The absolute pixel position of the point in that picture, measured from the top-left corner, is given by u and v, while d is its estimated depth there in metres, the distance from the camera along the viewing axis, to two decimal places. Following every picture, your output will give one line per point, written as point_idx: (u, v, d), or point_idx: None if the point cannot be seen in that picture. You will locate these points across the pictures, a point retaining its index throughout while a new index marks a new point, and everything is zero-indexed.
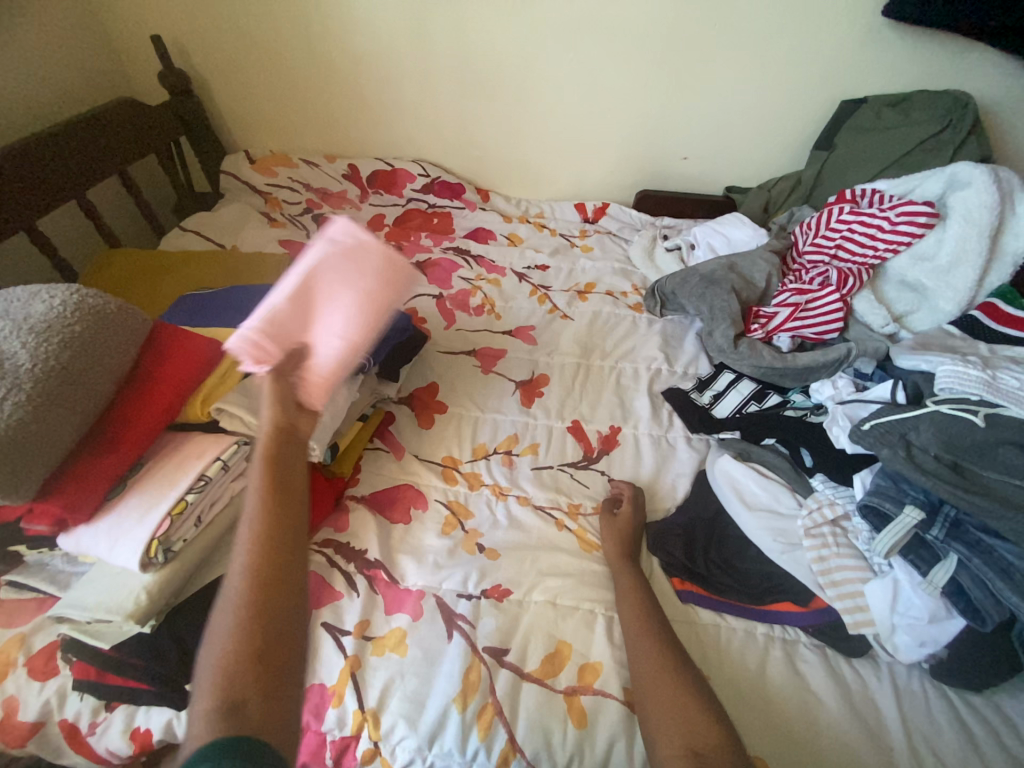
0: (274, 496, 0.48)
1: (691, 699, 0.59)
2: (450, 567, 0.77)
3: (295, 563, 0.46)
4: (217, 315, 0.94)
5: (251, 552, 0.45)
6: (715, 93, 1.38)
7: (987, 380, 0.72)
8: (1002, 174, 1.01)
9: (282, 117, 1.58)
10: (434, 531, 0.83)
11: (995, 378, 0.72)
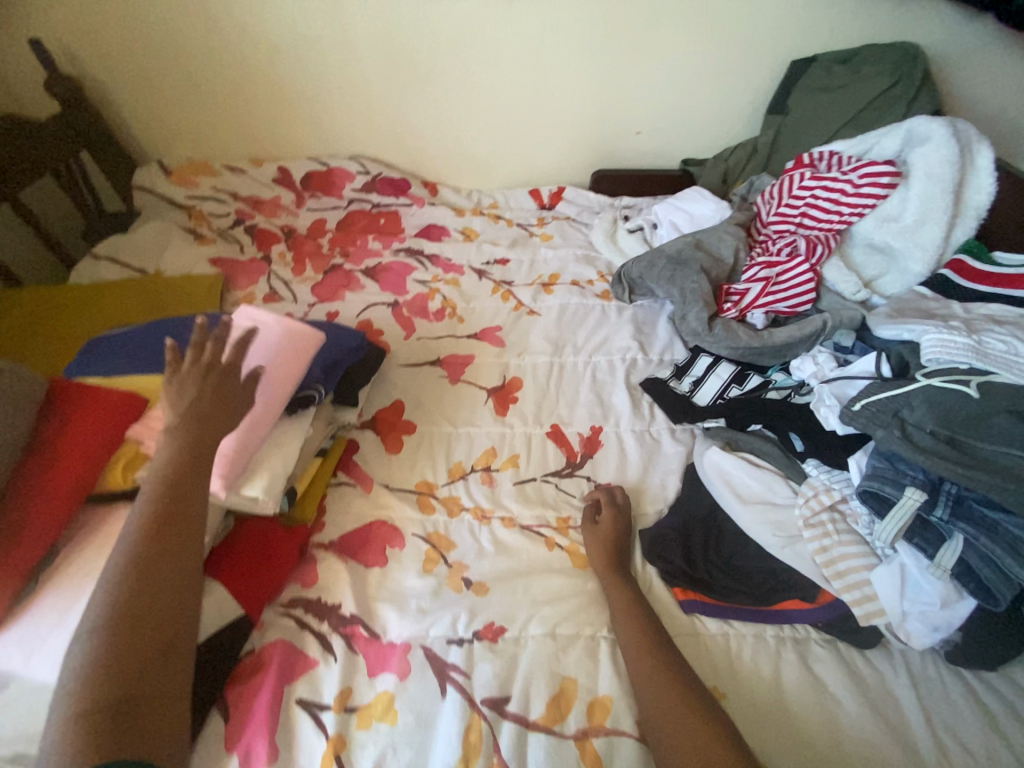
0: (172, 509, 0.53)
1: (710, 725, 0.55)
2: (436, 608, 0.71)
3: (188, 571, 0.51)
4: (138, 356, 0.82)
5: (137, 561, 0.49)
6: (665, 61, 1.31)
7: (974, 346, 0.69)
8: (960, 126, 0.99)
9: (197, 121, 1.42)
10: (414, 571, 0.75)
11: (982, 343, 0.69)
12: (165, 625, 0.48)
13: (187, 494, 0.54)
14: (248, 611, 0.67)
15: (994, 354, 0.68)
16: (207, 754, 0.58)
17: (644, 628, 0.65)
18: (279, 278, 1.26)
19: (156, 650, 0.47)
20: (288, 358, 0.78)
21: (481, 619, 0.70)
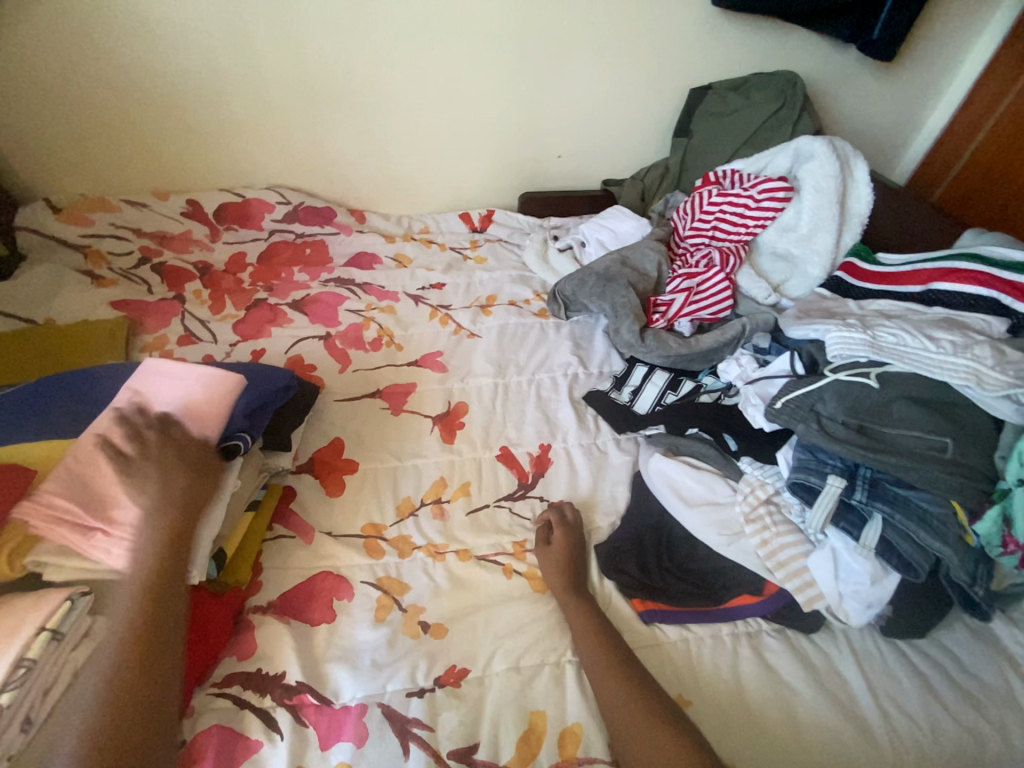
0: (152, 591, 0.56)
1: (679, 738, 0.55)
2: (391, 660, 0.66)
3: (168, 648, 0.55)
4: (22, 419, 0.72)
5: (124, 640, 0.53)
6: (577, 89, 1.39)
7: (870, 341, 0.76)
8: (838, 143, 1.11)
9: (89, 153, 1.30)
10: (366, 622, 0.70)
11: (876, 338, 0.77)
12: (147, 699, 0.52)
13: (167, 574, 0.58)
14: (176, 697, 0.59)
15: (886, 345, 0.75)
16: None
17: (607, 649, 0.64)
18: (195, 318, 1.17)
19: (141, 721, 0.50)
20: (207, 409, 0.71)
21: (440, 665, 0.66)
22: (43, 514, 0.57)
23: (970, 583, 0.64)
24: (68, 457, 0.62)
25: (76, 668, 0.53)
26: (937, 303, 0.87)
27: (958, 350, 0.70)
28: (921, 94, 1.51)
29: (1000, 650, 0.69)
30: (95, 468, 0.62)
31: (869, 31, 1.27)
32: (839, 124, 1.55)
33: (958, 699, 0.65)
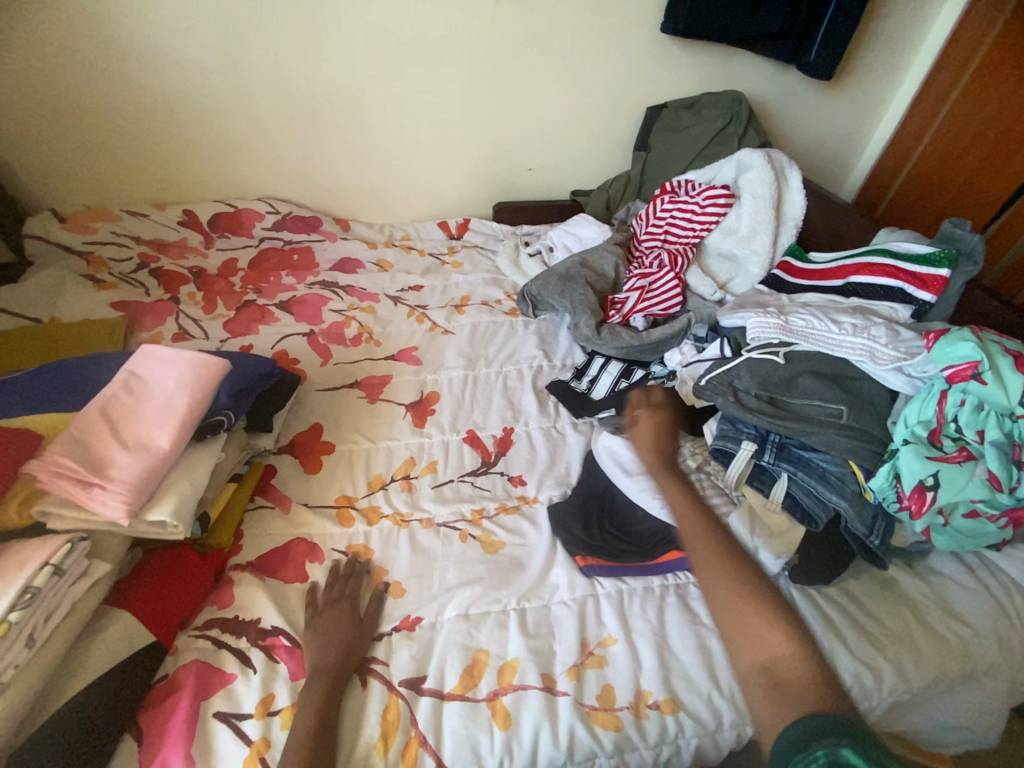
0: None
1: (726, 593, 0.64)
2: (355, 612, 0.72)
3: None
4: (30, 398, 0.81)
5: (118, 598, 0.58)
6: (544, 107, 1.51)
7: (782, 324, 0.87)
8: (773, 155, 1.24)
9: (94, 169, 1.42)
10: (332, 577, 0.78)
11: (789, 322, 0.87)
12: None
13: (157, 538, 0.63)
14: (160, 636, 0.67)
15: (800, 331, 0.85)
16: None
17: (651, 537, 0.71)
18: (188, 317, 1.26)
19: None
20: (195, 386, 0.80)
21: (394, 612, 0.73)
22: (46, 471, 0.65)
23: (865, 533, 0.73)
24: (71, 426, 0.71)
25: (72, 601, 0.61)
26: (854, 295, 0.96)
27: (858, 331, 0.81)
28: (863, 111, 1.64)
29: (901, 598, 0.76)
30: (95, 434, 0.71)
31: (807, 53, 1.40)
32: (790, 139, 1.67)
33: (860, 639, 0.71)
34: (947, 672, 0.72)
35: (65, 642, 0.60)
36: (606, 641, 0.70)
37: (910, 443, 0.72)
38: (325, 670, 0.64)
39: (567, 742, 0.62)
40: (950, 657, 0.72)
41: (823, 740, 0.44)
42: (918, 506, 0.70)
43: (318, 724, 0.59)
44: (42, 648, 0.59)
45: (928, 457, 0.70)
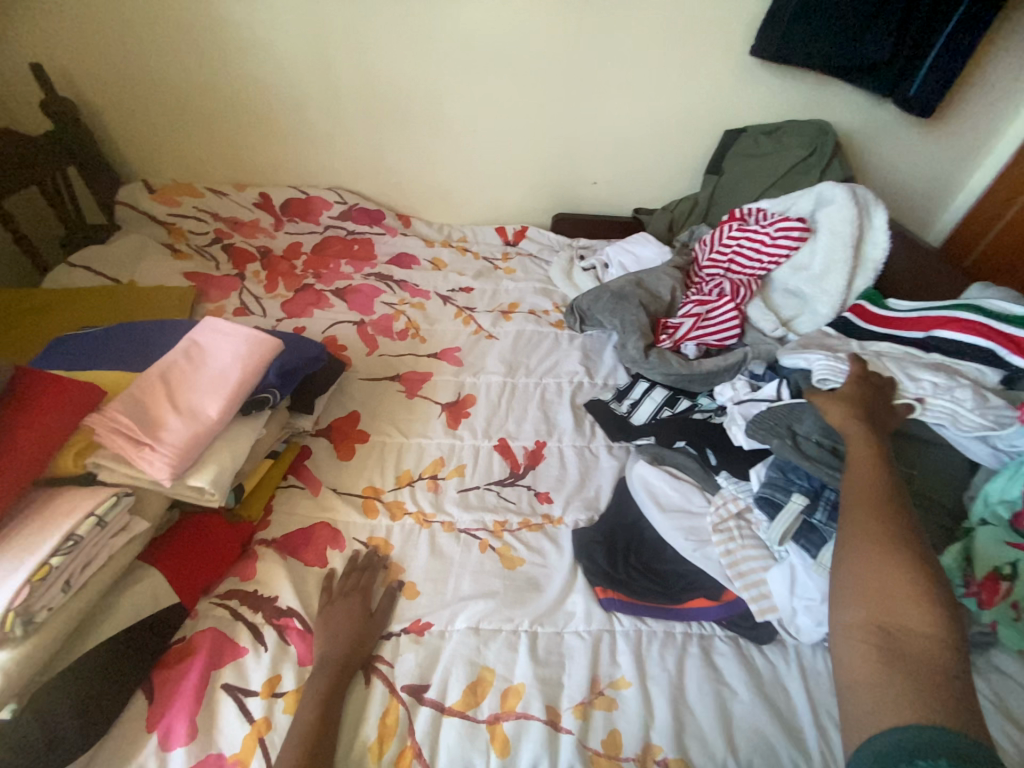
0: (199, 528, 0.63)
1: (859, 564, 0.53)
2: (365, 607, 0.71)
3: None
4: (101, 355, 0.86)
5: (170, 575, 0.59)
6: (617, 122, 1.49)
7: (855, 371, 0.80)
8: (859, 191, 1.16)
9: (186, 147, 1.52)
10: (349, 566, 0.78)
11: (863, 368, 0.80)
12: None
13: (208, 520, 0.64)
14: (183, 599, 0.69)
15: (874, 378, 0.78)
16: (126, 732, 0.59)
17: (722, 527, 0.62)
18: (250, 294, 1.32)
19: None
20: (248, 362, 0.83)
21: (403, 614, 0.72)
22: (104, 427, 0.69)
23: None
24: (132, 386, 0.75)
25: (111, 552, 0.63)
26: (937, 349, 0.88)
27: (939, 391, 0.74)
28: (963, 153, 1.52)
29: None
30: (152, 399, 0.74)
31: (907, 87, 1.31)
32: (876, 176, 1.57)
33: None
34: None
35: (97, 591, 0.62)
36: (618, 682, 0.67)
37: (988, 524, 0.66)
38: (331, 662, 0.64)
39: None
40: None
41: (918, 758, 0.40)
42: (989, 595, 0.63)
43: (320, 715, 0.59)
44: (78, 593, 0.61)
45: (1009, 543, 0.63)
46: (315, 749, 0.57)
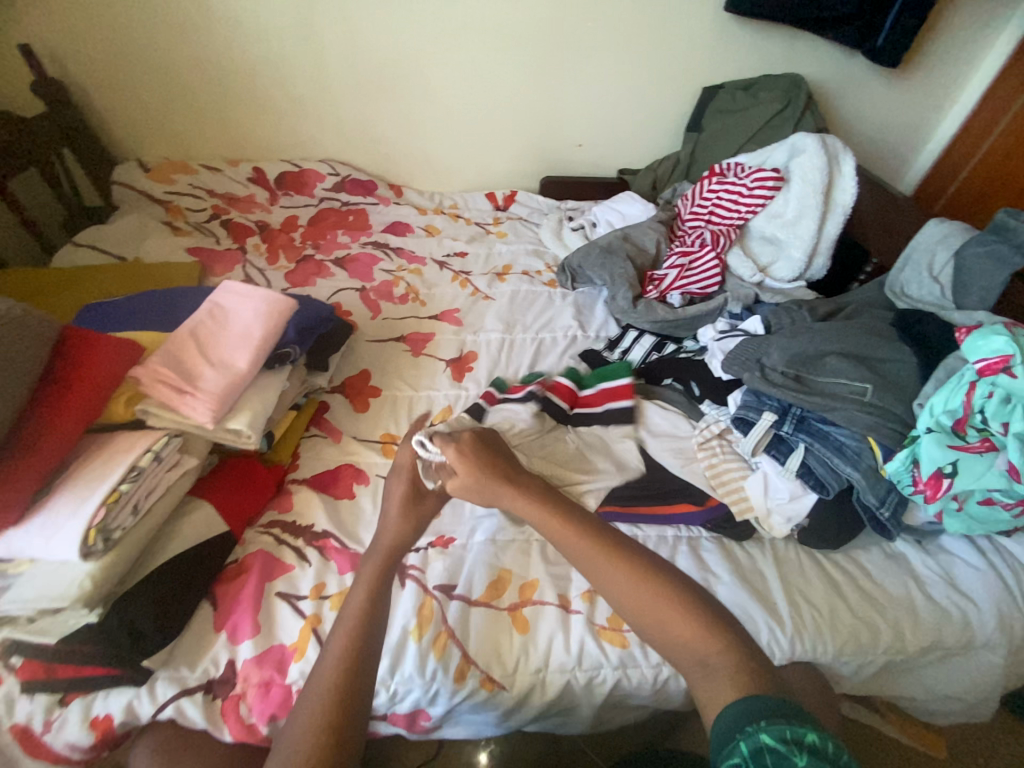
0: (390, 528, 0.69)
1: None
2: (411, 496, 0.73)
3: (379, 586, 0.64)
4: (129, 320, 0.92)
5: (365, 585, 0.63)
6: (599, 83, 1.53)
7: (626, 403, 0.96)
8: (828, 140, 1.23)
9: (176, 124, 1.53)
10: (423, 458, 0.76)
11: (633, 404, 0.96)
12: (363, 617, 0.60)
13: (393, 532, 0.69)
14: (232, 528, 0.77)
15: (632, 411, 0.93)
16: (197, 633, 0.68)
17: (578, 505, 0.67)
18: (254, 266, 1.37)
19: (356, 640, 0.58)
20: (269, 319, 0.90)
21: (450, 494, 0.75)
22: (149, 377, 0.76)
23: (876, 504, 0.77)
24: (166, 343, 0.82)
25: (168, 483, 0.71)
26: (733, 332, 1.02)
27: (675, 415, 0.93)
28: (931, 103, 1.59)
29: (906, 568, 0.80)
30: (186, 353, 0.81)
31: (875, 38, 1.36)
32: (849, 128, 1.64)
33: (859, 599, 0.76)
34: (943, 639, 0.75)
35: (160, 517, 0.70)
36: None
37: (931, 432, 0.73)
38: (378, 551, 0.67)
39: (577, 651, 0.70)
40: (949, 626, 0.76)
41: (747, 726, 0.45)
42: (933, 490, 0.73)
43: (372, 594, 0.62)
44: (144, 517, 0.69)
45: (948, 446, 0.71)
46: (370, 622, 0.60)
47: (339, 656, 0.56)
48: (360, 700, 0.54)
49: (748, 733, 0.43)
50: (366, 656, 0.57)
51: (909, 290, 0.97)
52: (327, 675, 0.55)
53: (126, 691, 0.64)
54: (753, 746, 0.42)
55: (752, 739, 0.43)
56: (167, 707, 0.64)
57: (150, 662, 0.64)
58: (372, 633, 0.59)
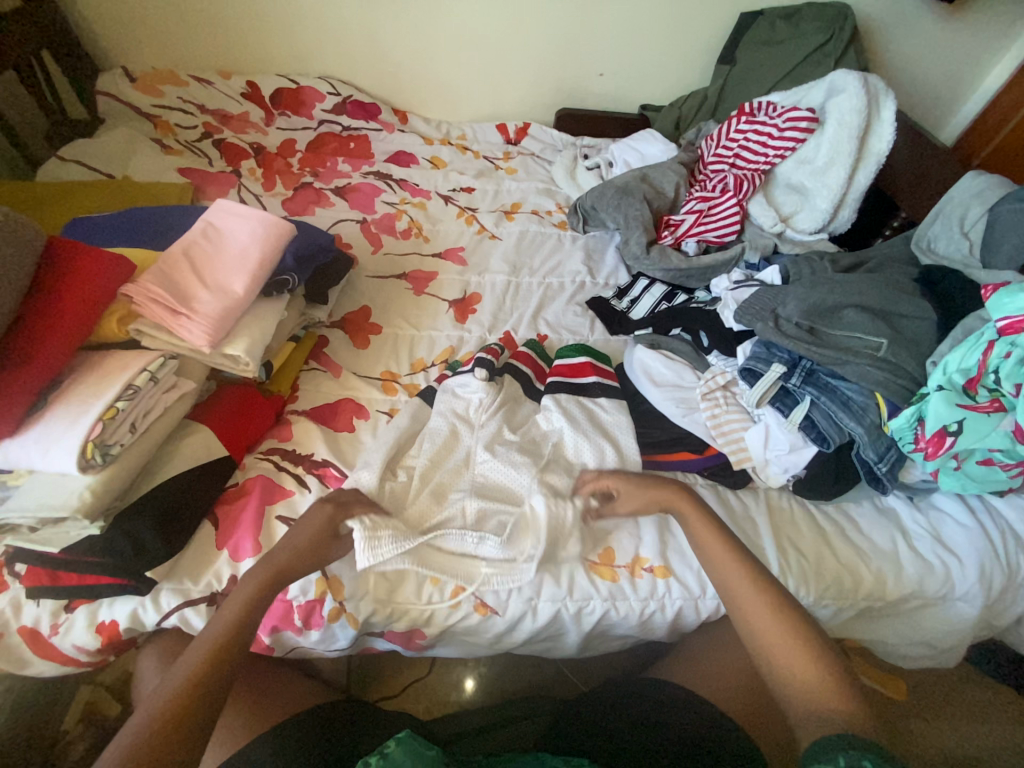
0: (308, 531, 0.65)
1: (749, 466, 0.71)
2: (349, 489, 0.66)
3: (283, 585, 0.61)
4: (119, 239, 0.88)
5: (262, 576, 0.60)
6: (628, 0, 1.38)
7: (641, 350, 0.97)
8: (871, 78, 1.13)
9: (163, 27, 1.40)
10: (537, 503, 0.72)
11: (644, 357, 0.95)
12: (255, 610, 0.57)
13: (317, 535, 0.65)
14: (231, 453, 0.76)
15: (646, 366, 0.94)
16: (199, 549, 0.69)
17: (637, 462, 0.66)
18: (249, 191, 1.28)
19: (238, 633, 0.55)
20: (266, 243, 0.85)
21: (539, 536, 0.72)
22: (141, 295, 0.73)
23: (875, 459, 0.77)
24: (157, 263, 0.78)
25: (165, 404, 0.70)
26: (757, 279, 0.99)
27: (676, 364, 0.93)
28: (986, 44, 1.46)
29: (895, 523, 0.82)
30: (178, 275, 0.77)
31: None
32: (892, 69, 1.51)
33: (846, 548, 0.78)
34: (922, 589, 0.78)
35: (159, 437, 0.70)
36: None
37: (942, 389, 0.72)
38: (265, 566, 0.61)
39: (569, 583, 0.72)
40: (930, 578, 0.78)
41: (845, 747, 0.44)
42: (934, 448, 0.72)
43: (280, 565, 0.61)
44: (142, 435, 0.69)
45: (957, 405, 0.70)
46: (233, 641, 0.54)
47: (185, 683, 0.50)
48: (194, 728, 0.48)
49: (849, 750, 0.44)
50: (219, 677, 0.52)
51: (936, 246, 0.93)
52: (207, 643, 0.54)
53: (130, 600, 0.66)
54: (853, 761, 0.43)
55: (853, 756, 0.43)
56: (172, 616, 0.66)
57: (154, 572, 0.65)
58: (228, 658, 0.53)
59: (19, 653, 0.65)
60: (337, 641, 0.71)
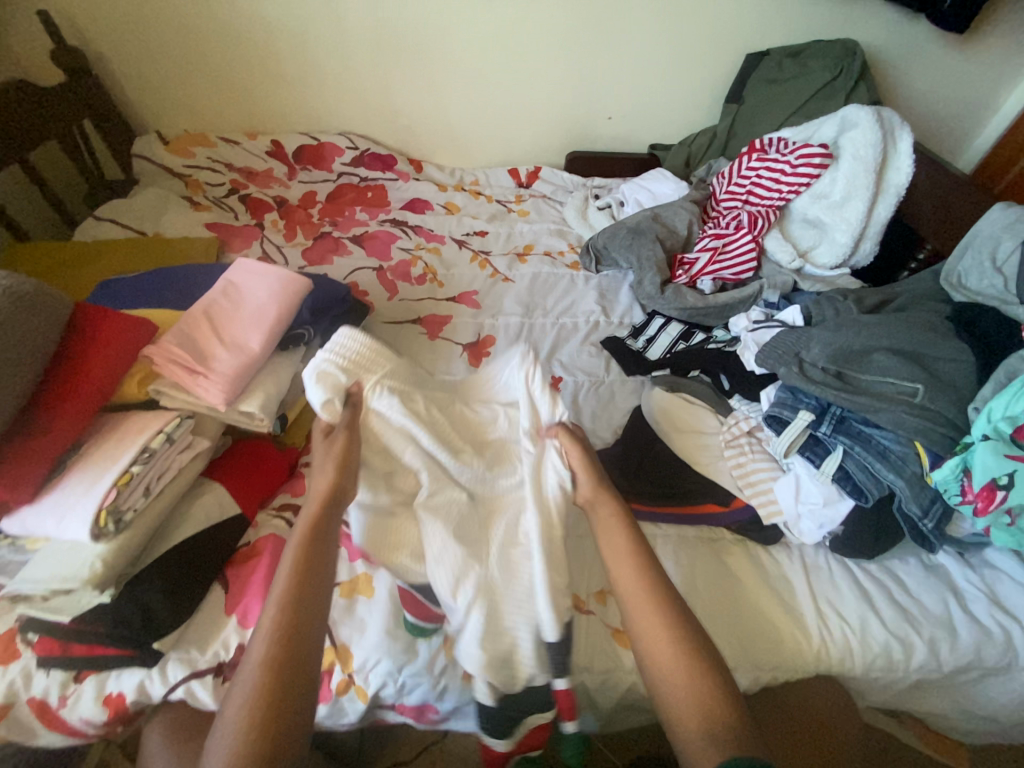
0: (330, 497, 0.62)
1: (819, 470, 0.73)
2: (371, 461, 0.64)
3: (322, 566, 0.56)
4: (144, 299, 0.91)
5: (295, 558, 0.56)
6: (633, 50, 1.43)
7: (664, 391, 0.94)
8: (884, 113, 1.12)
9: (196, 94, 1.50)
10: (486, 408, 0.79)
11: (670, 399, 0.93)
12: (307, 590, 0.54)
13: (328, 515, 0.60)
14: (244, 510, 0.75)
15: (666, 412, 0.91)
16: (207, 617, 0.68)
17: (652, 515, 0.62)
18: (271, 242, 1.33)
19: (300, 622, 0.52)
20: (283, 298, 0.87)
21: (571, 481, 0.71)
22: (161, 357, 0.75)
23: (919, 515, 0.71)
24: (178, 324, 0.80)
25: (179, 466, 0.71)
26: (778, 319, 0.97)
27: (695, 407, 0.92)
28: (999, 73, 1.44)
29: (947, 583, 0.75)
30: (197, 335, 0.79)
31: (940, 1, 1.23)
32: (904, 100, 1.50)
33: (894, 613, 0.72)
34: (982, 660, 0.71)
35: (173, 498, 0.70)
36: None
37: (988, 439, 0.66)
38: (312, 497, 0.61)
39: (588, 653, 0.68)
40: (990, 647, 0.70)
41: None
42: (984, 503, 0.66)
43: (307, 537, 0.58)
44: (156, 498, 0.69)
45: (1006, 455, 0.64)
46: (309, 579, 0.55)
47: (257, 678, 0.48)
48: (305, 662, 0.50)
49: None
50: (299, 637, 0.51)
51: (968, 281, 0.88)
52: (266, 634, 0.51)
53: (137, 671, 0.64)
54: None
55: None
56: (178, 688, 0.64)
57: (161, 644, 0.64)
58: (301, 636, 0.51)
59: (28, 725, 0.64)
60: (346, 715, 0.68)
